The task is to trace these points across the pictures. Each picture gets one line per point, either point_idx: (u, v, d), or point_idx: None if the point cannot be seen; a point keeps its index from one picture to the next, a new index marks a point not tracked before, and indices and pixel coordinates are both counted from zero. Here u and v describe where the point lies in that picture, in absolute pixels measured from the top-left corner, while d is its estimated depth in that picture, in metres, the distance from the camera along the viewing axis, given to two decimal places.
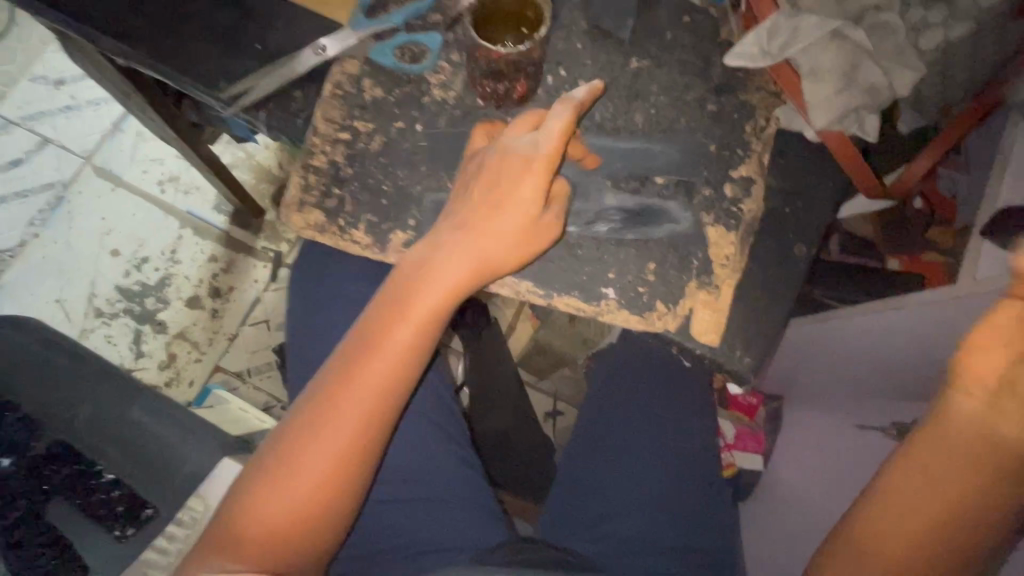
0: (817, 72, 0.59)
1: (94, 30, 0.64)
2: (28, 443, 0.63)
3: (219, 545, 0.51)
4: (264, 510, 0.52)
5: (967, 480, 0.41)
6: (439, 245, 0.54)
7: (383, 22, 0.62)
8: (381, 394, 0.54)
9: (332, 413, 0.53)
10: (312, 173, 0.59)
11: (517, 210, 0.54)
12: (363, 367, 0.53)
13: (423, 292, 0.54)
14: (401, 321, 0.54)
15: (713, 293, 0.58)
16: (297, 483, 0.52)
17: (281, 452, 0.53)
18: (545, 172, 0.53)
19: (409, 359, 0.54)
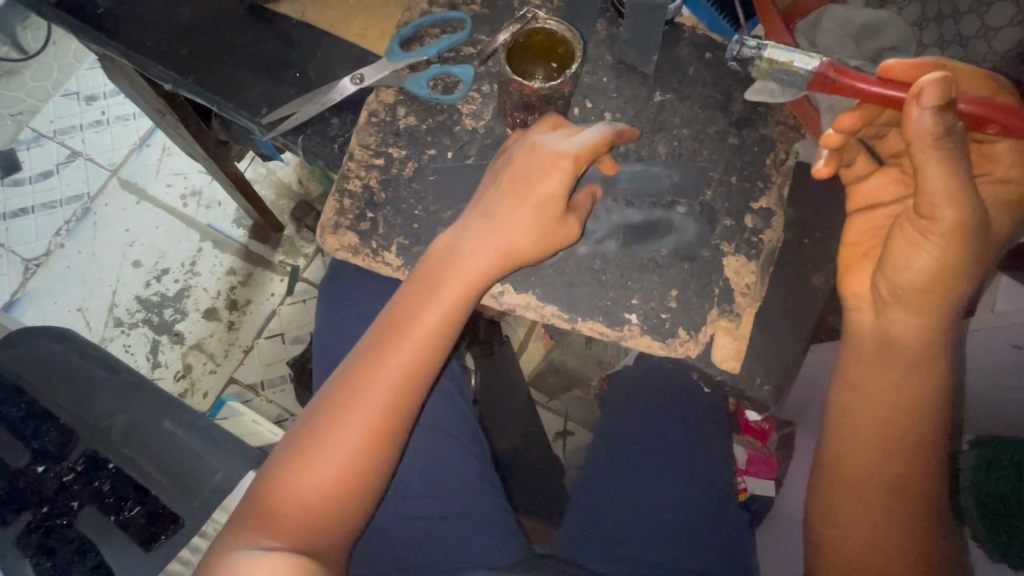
0: (836, 109, 0.61)
1: (145, 58, 0.67)
2: (60, 452, 0.65)
3: (255, 523, 0.53)
4: (301, 489, 0.54)
5: (888, 375, 0.56)
6: (466, 236, 0.57)
7: (417, 55, 0.65)
8: (409, 374, 0.56)
9: (356, 400, 0.55)
10: (347, 197, 0.61)
11: (542, 204, 0.56)
12: (386, 353, 0.56)
13: (449, 282, 0.57)
14: (421, 311, 0.57)
15: (734, 321, 0.59)
16: (325, 465, 0.54)
17: (313, 432, 0.55)
18: (573, 171, 0.56)
19: (432, 343, 0.57)
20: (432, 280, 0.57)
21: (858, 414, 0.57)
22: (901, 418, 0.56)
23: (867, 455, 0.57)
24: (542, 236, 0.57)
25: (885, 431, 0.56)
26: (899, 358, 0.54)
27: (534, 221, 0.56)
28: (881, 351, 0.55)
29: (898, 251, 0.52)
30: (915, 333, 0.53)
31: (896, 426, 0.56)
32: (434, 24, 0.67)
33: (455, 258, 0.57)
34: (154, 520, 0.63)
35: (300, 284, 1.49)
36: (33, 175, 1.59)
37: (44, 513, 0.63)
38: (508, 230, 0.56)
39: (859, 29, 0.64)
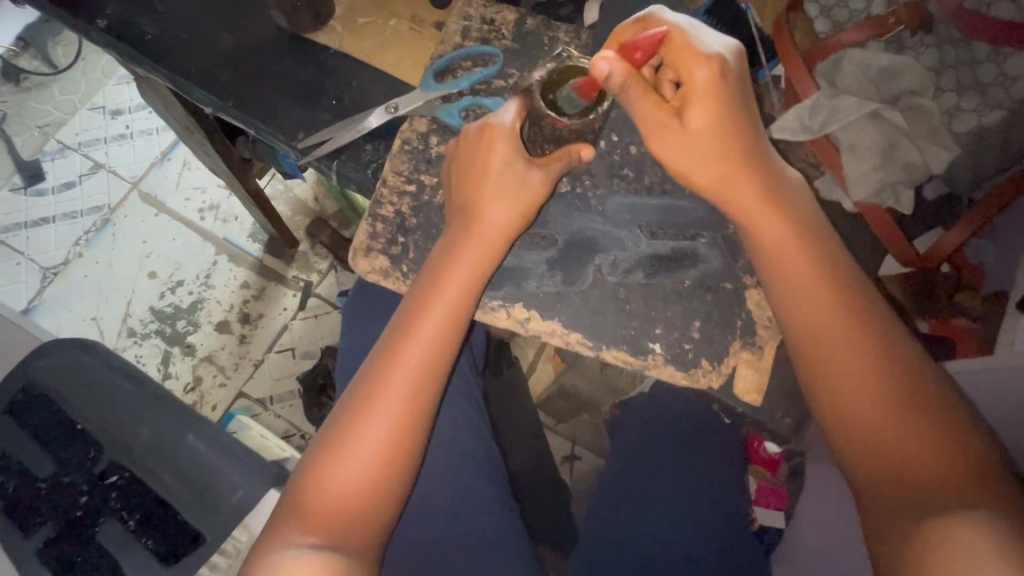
0: (855, 149, 0.65)
1: (186, 82, 0.70)
2: (82, 465, 0.65)
3: (291, 522, 0.53)
4: (329, 488, 0.54)
5: (875, 342, 0.53)
6: (467, 228, 0.58)
7: (451, 86, 0.67)
8: (426, 363, 0.56)
9: (376, 396, 0.55)
10: (379, 222, 0.63)
11: (491, 165, 0.58)
12: (398, 355, 0.56)
13: (456, 271, 0.57)
14: (439, 295, 0.57)
15: (756, 353, 0.60)
16: (349, 469, 0.54)
17: (337, 432, 0.56)
18: (510, 136, 0.58)
19: (442, 339, 0.57)
20: (436, 282, 0.57)
21: (847, 391, 0.52)
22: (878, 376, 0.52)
23: (874, 422, 0.52)
24: (513, 208, 0.58)
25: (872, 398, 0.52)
26: (842, 332, 0.53)
27: (490, 188, 0.57)
28: (815, 324, 0.54)
29: (666, 150, 0.54)
30: (848, 310, 0.53)
31: (880, 388, 0.52)
32: (467, 56, 0.69)
33: (457, 255, 0.57)
34: (176, 537, 0.64)
35: (312, 299, 1.50)
36: (56, 186, 1.63)
37: (70, 521, 0.64)
38: (490, 216, 0.57)
39: (878, 73, 0.66)
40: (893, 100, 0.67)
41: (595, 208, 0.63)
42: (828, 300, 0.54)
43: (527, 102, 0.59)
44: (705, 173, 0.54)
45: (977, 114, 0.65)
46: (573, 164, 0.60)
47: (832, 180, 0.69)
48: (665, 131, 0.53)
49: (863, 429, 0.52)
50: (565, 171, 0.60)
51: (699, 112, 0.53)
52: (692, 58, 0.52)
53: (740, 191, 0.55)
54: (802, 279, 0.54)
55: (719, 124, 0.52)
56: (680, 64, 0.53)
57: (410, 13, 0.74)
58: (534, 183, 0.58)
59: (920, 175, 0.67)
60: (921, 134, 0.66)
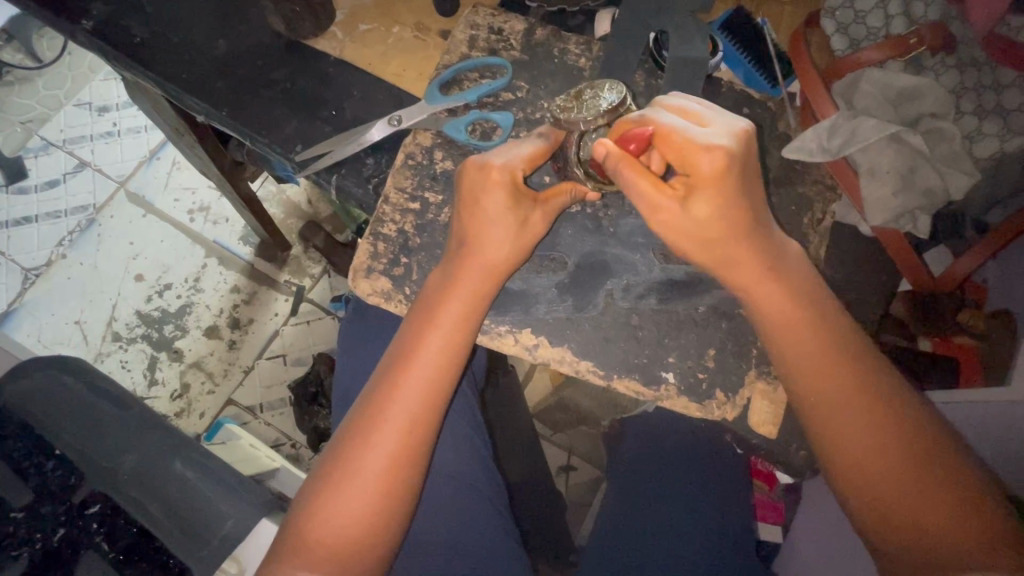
0: (874, 172, 0.64)
1: (178, 89, 0.66)
2: (61, 495, 0.62)
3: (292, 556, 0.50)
4: (329, 521, 0.51)
5: (883, 379, 0.52)
6: (468, 252, 0.55)
7: (457, 99, 0.64)
8: (429, 390, 0.54)
9: (374, 426, 0.53)
10: (381, 241, 0.60)
11: (493, 207, 0.54)
12: (396, 382, 0.54)
13: (457, 295, 0.54)
14: (441, 320, 0.54)
15: (772, 384, 0.58)
16: (349, 500, 0.51)
17: (336, 461, 0.53)
18: (511, 182, 0.54)
19: (444, 366, 0.54)
20: (438, 304, 0.54)
21: (846, 445, 0.51)
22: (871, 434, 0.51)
23: (878, 478, 0.50)
24: (519, 232, 0.55)
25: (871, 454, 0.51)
26: (837, 394, 0.52)
27: (498, 215, 0.54)
28: (810, 381, 0.53)
29: (668, 234, 0.53)
30: (845, 359, 0.52)
31: (875, 444, 0.51)
32: (473, 68, 0.67)
33: (457, 279, 0.55)
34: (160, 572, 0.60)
35: (304, 305, 1.47)
36: (39, 184, 1.58)
37: (48, 551, 0.61)
38: (493, 240, 0.55)
39: (897, 94, 0.65)
40: (912, 122, 0.66)
41: (608, 230, 0.61)
42: (823, 351, 0.52)
43: (554, 140, 0.57)
44: (703, 253, 0.52)
45: (997, 140, 0.65)
46: (577, 199, 0.58)
47: (849, 204, 0.67)
48: (664, 218, 0.51)
49: (870, 486, 0.50)
50: (567, 203, 0.58)
51: (700, 202, 0.50)
52: (684, 154, 0.49)
53: (738, 262, 0.53)
54: (799, 332, 0.53)
55: (722, 214, 0.50)
56: (676, 157, 0.50)
57: (415, 20, 0.72)
58: (540, 219, 0.56)
59: (940, 199, 0.65)
60: (941, 157, 0.65)
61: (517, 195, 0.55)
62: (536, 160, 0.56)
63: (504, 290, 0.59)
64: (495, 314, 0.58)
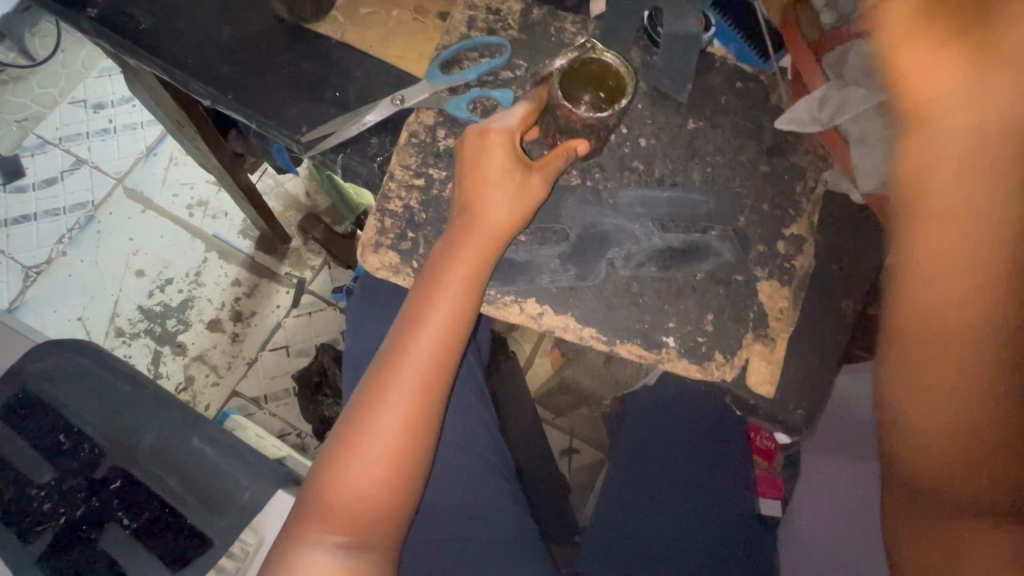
0: (865, 139, 0.64)
1: (183, 73, 0.68)
2: (81, 473, 0.64)
3: (315, 518, 0.52)
4: (348, 484, 0.53)
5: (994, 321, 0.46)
6: (474, 218, 0.57)
7: (457, 78, 0.66)
8: (440, 354, 0.56)
9: (390, 391, 0.54)
10: (388, 217, 0.62)
11: (497, 177, 0.56)
12: (406, 348, 0.55)
13: (463, 260, 0.56)
14: (447, 285, 0.56)
15: (768, 345, 0.61)
16: (366, 463, 0.53)
17: (352, 426, 0.54)
18: (510, 144, 0.56)
19: (451, 331, 0.56)
20: (444, 271, 0.56)
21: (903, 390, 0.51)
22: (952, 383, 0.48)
23: (932, 411, 0.49)
24: (520, 197, 0.57)
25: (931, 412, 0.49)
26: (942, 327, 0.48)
27: (497, 179, 0.56)
28: (929, 297, 0.49)
29: None
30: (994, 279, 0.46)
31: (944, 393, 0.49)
32: (473, 47, 0.68)
33: (461, 247, 0.56)
34: (180, 543, 0.62)
35: (306, 296, 1.48)
36: (37, 182, 1.58)
37: (69, 527, 0.62)
38: (495, 209, 0.56)
39: None
40: None
41: (607, 201, 0.63)
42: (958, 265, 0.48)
43: (538, 99, 0.59)
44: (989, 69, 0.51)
45: None
46: (569, 160, 0.58)
47: (839, 172, 0.67)
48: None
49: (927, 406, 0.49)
50: (564, 168, 0.59)
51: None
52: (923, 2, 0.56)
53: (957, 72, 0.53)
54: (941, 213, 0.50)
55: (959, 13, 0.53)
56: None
57: (414, 3, 0.73)
58: (537, 184, 0.57)
59: None
60: None
61: (514, 161, 0.57)
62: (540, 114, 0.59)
63: (509, 261, 0.61)
64: (499, 283, 0.60)
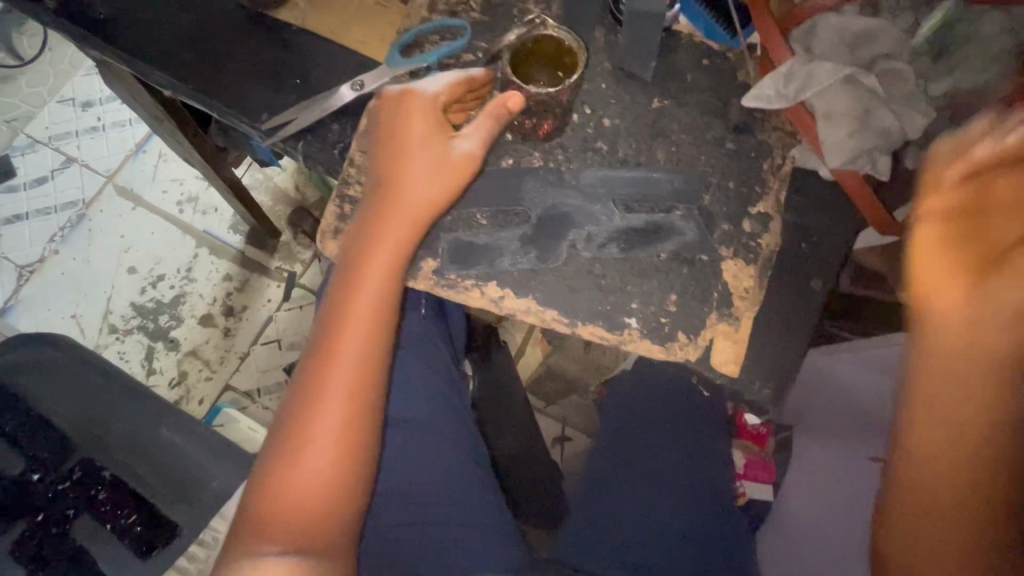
0: (831, 114, 0.62)
1: (145, 64, 0.68)
2: (55, 463, 0.65)
3: (259, 525, 0.53)
4: (289, 486, 0.53)
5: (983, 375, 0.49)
6: (392, 203, 0.58)
7: (417, 61, 0.65)
8: (369, 342, 0.56)
9: (320, 387, 0.55)
10: (348, 203, 0.62)
11: (420, 150, 0.58)
12: (335, 343, 0.56)
13: (383, 244, 0.57)
14: (369, 272, 0.56)
15: (733, 325, 0.60)
16: (304, 462, 0.54)
17: (287, 429, 0.55)
18: (428, 117, 0.59)
19: (378, 318, 0.56)
20: (363, 262, 0.57)
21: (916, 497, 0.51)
22: (952, 462, 0.50)
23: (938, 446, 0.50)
24: (443, 176, 0.58)
25: (934, 474, 0.50)
26: (971, 428, 0.49)
27: (417, 157, 0.58)
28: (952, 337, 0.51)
29: None
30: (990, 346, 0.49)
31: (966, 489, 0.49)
32: (434, 30, 0.67)
33: (382, 233, 0.57)
34: (152, 530, 0.63)
35: (296, 290, 1.48)
36: (28, 182, 1.59)
37: (43, 516, 0.63)
38: (417, 192, 0.57)
39: (854, 37, 0.64)
40: (868, 65, 0.64)
41: (570, 182, 0.62)
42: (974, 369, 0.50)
43: (463, 76, 0.60)
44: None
45: (950, 79, 0.63)
46: (505, 120, 0.57)
47: (807, 148, 0.66)
48: None
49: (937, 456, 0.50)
50: (501, 128, 0.58)
51: None
52: None
53: None
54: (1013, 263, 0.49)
55: None
56: None
57: None
58: (460, 159, 0.58)
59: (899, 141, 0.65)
60: (899, 97, 0.63)
61: (433, 134, 0.58)
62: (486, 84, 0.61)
63: (469, 244, 0.60)
64: (459, 267, 0.60)
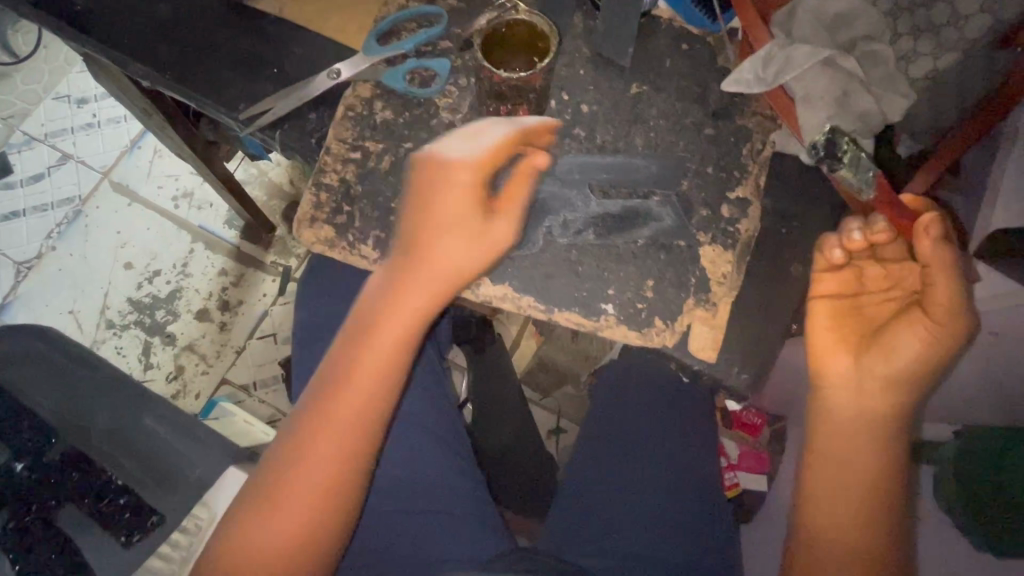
0: (811, 97, 0.61)
1: (123, 55, 0.68)
2: (43, 452, 0.65)
3: (233, 568, 0.53)
4: (268, 531, 0.53)
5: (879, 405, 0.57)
6: (413, 261, 0.56)
7: (394, 49, 0.65)
8: (374, 398, 0.56)
9: (317, 439, 0.55)
10: (324, 191, 0.62)
11: (445, 215, 0.56)
12: (339, 396, 0.56)
13: (401, 305, 0.56)
14: (382, 329, 0.57)
15: (710, 310, 0.60)
16: (289, 510, 0.54)
17: (276, 473, 0.55)
18: (471, 179, 0.55)
19: (384, 379, 0.57)
20: (379, 318, 0.56)
21: (824, 542, 0.56)
22: (849, 477, 0.57)
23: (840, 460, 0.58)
24: (485, 246, 0.56)
25: (835, 487, 0.57)
26: (863, 479, 0.57)
27: (452, 223, 0.55)
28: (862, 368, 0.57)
29: None
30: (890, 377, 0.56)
31: (865, 540, 0.55)
32: (410, 18, 0.67)
33: (404, 292, 0.56)
34: (135, 519, 0.63)
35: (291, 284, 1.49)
36: (24, 179, 1.60)
37: (31, 506, 0.64)
38: (450, 255, 0.55)
39: (833, 19, 0.63)
40: (848, 47, 0.64)
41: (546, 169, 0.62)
42: (860, 431, 0.57)
43: (519, 128, 0.57)
44: (956, 253, 0.53)
45: (932, 59, 0.63)
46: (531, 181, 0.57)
47: (788, 133, 0.65)
48: None
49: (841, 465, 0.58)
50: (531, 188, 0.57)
51: None
52: None
53: None
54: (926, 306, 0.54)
55: None
56: None
57: None
58: (501, 232, 0.56)
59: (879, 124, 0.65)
60: (878, 80, 0.62)
61: (470, 197, 0.56)
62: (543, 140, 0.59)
63: None
64: None
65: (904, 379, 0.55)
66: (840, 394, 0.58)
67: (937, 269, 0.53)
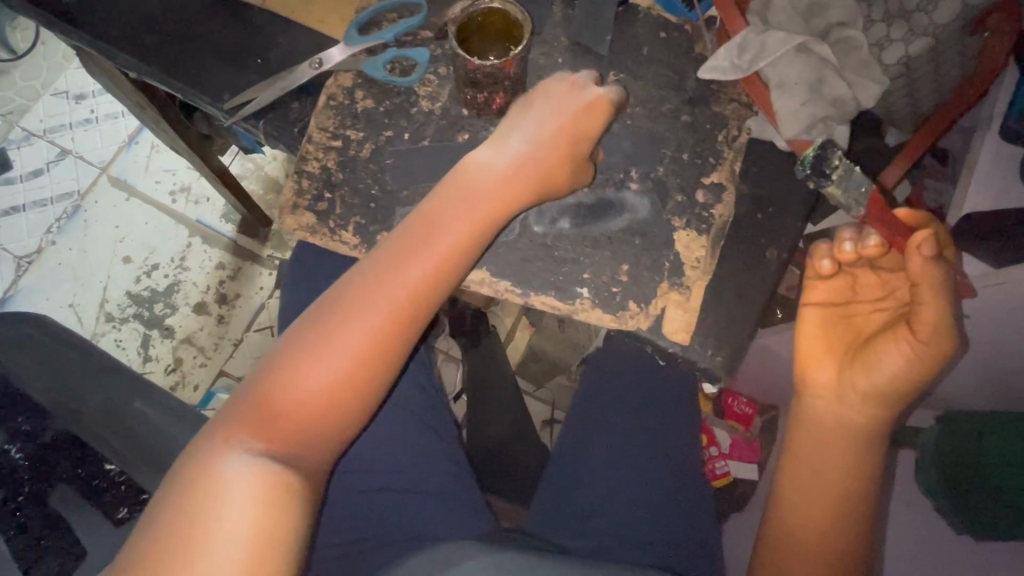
0: (784, 84, 0.62)
1: (111, 47, 0.69)
2: (33, 436, 0.66)
3: (258, 416, 0.50)
4: (302, 385, 0.51)
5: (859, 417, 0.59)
6: (515, 162, 0.58)
7: (373, 39, 0.66)
8: (431, 282, 0.55)
9: (373, 299, 0.53)
10: (306, 178, 0.63)
11: (564, 133, 0.59)
12: (403, 263, 0.54)
13: (485, 198, 0.57)
14: (462, 215, 0.56)
15: (684, 294, 0.61)
16: (326, 370, 0.51)
17: (327, 323, 0.53)
18: (601, 122, 0.60)
19: (444, 275, 0.55)
20: (464, 203, 0.56)
21: (792, 537, 0.60)
22: (825, 485, 0.60)
23: (815, 465, 0.61)
24: (558, 169, 0.59)
25: (810, 496, 0.60)
26: (837, 490, 0.59)
27: (560, 139, 0.59)
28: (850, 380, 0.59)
29: None
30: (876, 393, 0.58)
31: (829, 541, 0.59)
32: (391, 8, 0.68)
33: (485, 191, 0.57)
34: (126, 499, 0.65)
35: None
36: (24, 174, 1.61)
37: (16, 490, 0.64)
38: (544, 161, 0.58)
39: (807, 5, 0.64)
40: (822, 34, 0.64)
41: None
42: (835, 440, 0.60)
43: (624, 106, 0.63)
44: (945, 270, 0.54)
45: (904, 45, 0.63)
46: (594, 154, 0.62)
47: (763, 119, 0.65)
48: None
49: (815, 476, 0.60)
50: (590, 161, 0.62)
51: None
52: None
53: None
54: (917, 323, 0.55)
55: None
56: None
57: None
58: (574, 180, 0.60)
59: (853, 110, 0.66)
60: (851, 66, 0.63)
61: (587, 134, 0.60)
62: (600, 112, 0.60)
63: None
64: None
65: (888, 394, 0.57)
66: (820, 401, 0.61)
67: (924, 287, 0.54)
